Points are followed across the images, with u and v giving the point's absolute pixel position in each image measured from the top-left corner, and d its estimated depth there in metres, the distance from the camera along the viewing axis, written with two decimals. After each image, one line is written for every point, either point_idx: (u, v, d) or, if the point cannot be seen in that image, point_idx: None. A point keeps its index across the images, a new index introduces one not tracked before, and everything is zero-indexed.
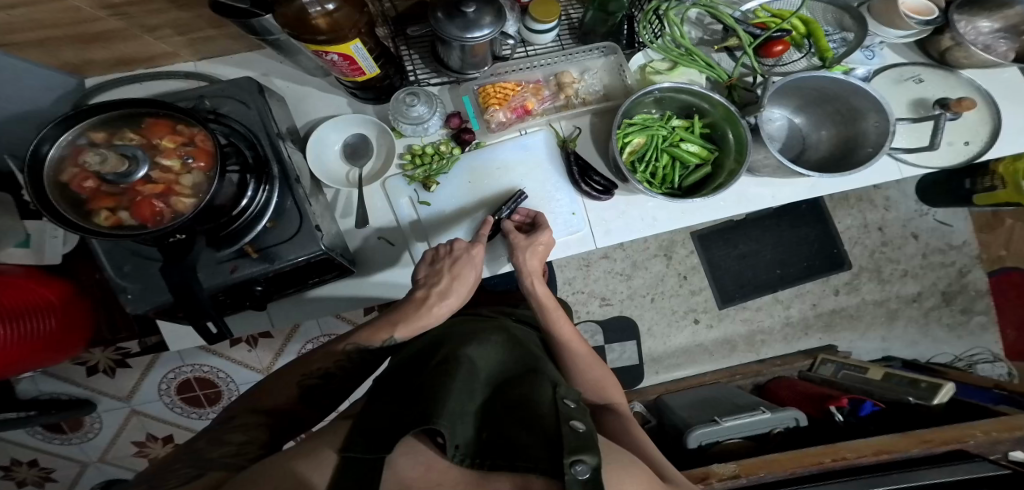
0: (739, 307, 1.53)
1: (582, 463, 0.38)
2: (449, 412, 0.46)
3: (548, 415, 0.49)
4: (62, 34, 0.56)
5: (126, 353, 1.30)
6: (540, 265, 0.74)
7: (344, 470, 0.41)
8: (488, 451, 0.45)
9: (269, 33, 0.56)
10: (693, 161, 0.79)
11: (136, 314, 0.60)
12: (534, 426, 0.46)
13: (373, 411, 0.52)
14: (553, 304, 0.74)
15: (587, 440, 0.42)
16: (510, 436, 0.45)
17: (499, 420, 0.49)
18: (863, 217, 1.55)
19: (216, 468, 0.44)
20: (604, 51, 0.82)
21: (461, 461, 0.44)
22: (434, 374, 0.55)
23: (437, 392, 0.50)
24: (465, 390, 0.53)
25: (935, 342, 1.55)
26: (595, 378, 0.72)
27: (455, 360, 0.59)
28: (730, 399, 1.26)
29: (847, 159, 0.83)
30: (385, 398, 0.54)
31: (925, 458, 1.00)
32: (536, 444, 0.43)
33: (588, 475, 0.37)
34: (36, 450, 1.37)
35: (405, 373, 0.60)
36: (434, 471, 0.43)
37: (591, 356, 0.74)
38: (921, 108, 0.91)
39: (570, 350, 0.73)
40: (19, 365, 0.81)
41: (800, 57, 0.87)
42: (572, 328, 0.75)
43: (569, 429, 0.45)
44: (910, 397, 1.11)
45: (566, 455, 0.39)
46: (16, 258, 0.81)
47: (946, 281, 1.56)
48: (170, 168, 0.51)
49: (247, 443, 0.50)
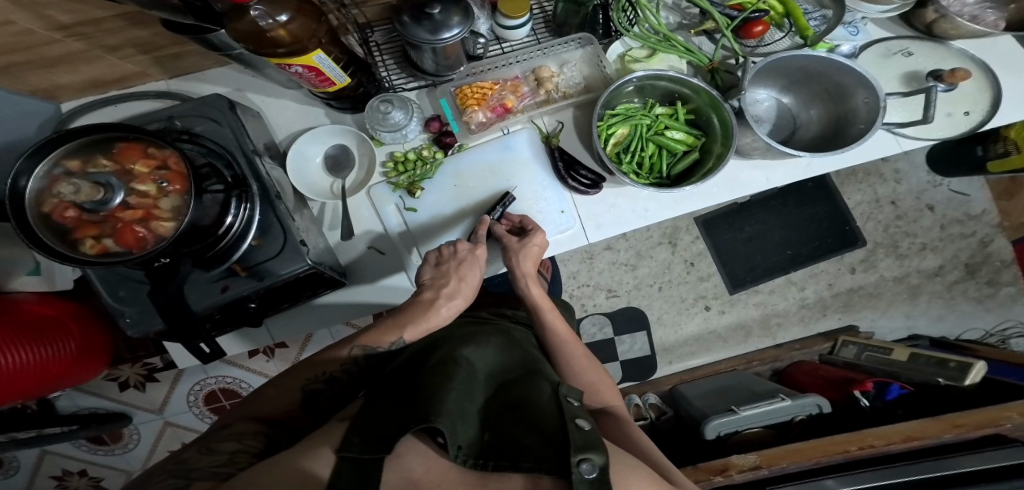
0: (749, 292, 1.48)
1: (588, 462, 0.38)
2: (448, 412, 0.44)
3: (551, 416, 0.48)
4: (24, 59, 0.57)
5: (154, 367, 1.36)
6: (534, 267, 0.74)
7: (344, 470, 0.40)
8: (492, 451, 0.43)
9: (229, 48, 0.56)
10: (679, 148, 0.77)
11: (135, 337, 0.62)
12: (536, 425, 0.45)
13: (368, 411, 0.49)
14: (548, 305, 0.75)
15: (594, 439, 0.41)
16: (514, 435, 0.44)
17: (497, 420, 0.48)
18: (874, 191, 1.48)
19: (203, 477, 0.45)
20: (580, 42, 0.79)
21: (464, 461, 0.42)
22: (432, 373, 0.54)
23: (436, 391, 0.48)
24: (466, 391, 0.51)
25: (963, 317, 1.47)
26: (590, 382, 0.70)
27: (453, 361, 0.58)
28: (748, 387, 1.23)
29: (838, 138, 0.79)
30: (381, 397, 0.53)
31: (956, 445, 0.97)
32: (539, 444, 0.42)
33: (594, 474, 0.37)
34: (82, 461, 1.44)
35: (399, 377, 0.59)
36: (434, 472, 0.42)
37: (587, 358, 0.73)
38: (914, 81, 0.85)
39: (564, 353, 0.72)
40: (49, 385, 0.86)
41: (782, 36, 0.82)
42: (569, 330, 0.76)
43: (574, 427, 0.44)
44: (939, 379, 1.05)
45: (573, 453, 0.39)
46: (30, 286, 0.85)
47: (969, 253, 1.48)
48: (147, 193, 0.52)
49: (240, 451, 0.50)
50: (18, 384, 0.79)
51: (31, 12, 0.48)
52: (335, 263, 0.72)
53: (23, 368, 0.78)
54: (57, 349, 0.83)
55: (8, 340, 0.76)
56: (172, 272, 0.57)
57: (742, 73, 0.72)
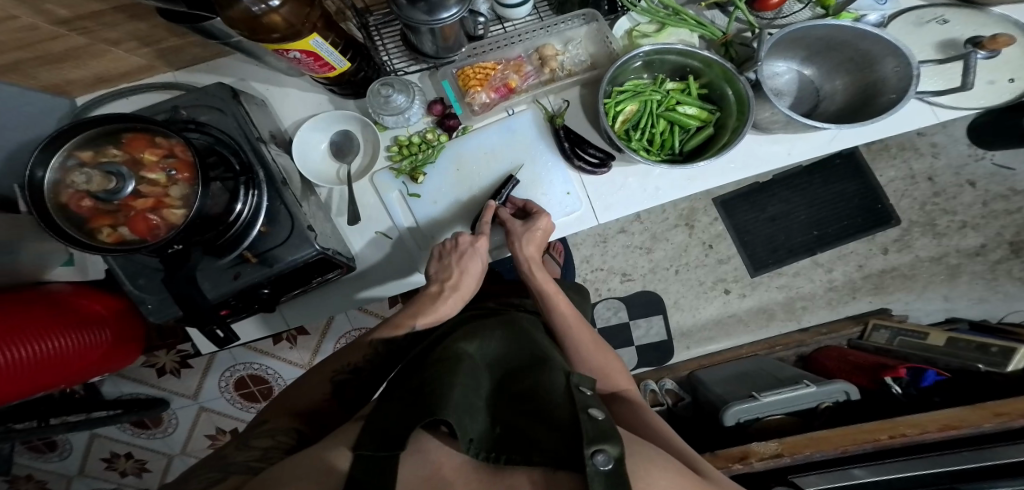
0: (772, 274, 1.43)
1: (603, 453, 0.36)
2: (456, 404, 0.43)
3: (563, 406, 0.47)
4: (30, 55, 0.59)
5: (187, 353, 1.43)
6: (537, 251, 0.74)
7: (356, 466, 0.40)
8: (505, 444, 0.42)
9: (224, 32, 0.57)
10: (691, 124, 0.74)
11: (156, 323, 0.65)
12: (546, 419, 0.44)
13: (381, 408, 0.49)
14: (554, 290, 0.74)
15: (608, 428, 0.40)
16: (525, 430, 0.44)
17: (505, 413, 0.47)
18: (908, 167, 1.40)
19: (238, 471, 0.46)
20: (585, 18, 0.76)
21: (476, 455, 0.41)
22: (438, 366, 0.53)
23: (441, 383, 0.48)
24: (473, 383, 0.51)
25: (1009, 299, 1.37)
26: (600, 366, 0.69)
27: (459, 355, 0.57)
28: (770, 373, 1.19)
29: (865, 109, 0.74)
30: (391, 393, 0.53)
31: (999, 435, 0.91)
32: (550, 438, 0.41)
33: (610, 466, 0.35)
34: (128, 444, 1.53)
35: (407, 374, 0.58)
36: (445, 469, 0.41)
37: (595, 343, 0.72)
38: (950, 49, 0.79)
39: (572, 338, 0.71)
40: (88, 372, 0.91)
41: (801, 8, 0.77)
42: (576, 315, 0.74)
43: (587, 418, 0.42)
44: (981, 365, 1.00)
45: (586, 445, 0.37)
46: (64, 276, 0.91)
47: (1014, 230, 1.38)
48: (156, 182, 0.54)
49: (272, 447, 0.52)
50: (60, 370, 0.81)
51: (31, 7, 0.50)
52: (343, 248, 0.72)
53: (29, 363, 0.74)
54: (63, 343, 0.80)
55: (7, 335, 0.71)
56: (182, 261, 0.55)
57: (759, 45, 0.68)
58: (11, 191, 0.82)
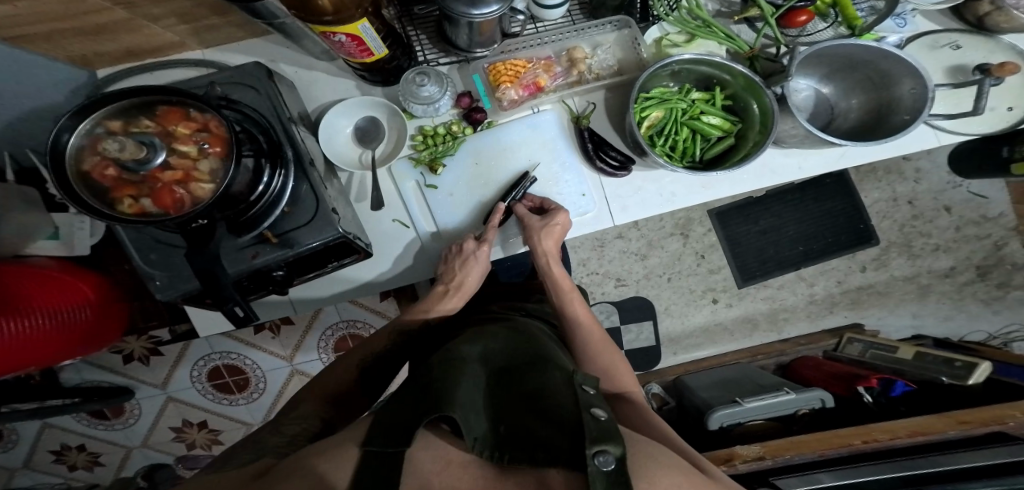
0: (759, 285, 1.50)
1: (605, 453, 0.35)
2: (461, 405, 0.44)
3: (569, 406, 0.47)
4: (68, 26, 0.57)
5: (159, 341, 1.35)
6: (555, 246, 0.75)
7: (367, 464, 0.39)
8: (510, 443, 0.42)
9: (274, 16, 0.59)
10: (715, 134, 0.77)
11: (165, 301, 0.63)
12: (552, 419, 0.44)
13: (396, 401, 0.49)
14: (569, 287, 0.77)
15: (610, 429, 0.39)
16: (528, 428, 0.43)
17: (508, 413, 0.47)
18: (892, 190, 1.48)
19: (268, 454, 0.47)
20: (616, 25, 0.79)
21: (481, 454, 0.41)
22: (448, 366, 0.53)
23: (453, 382, 0.48)
24: (480, 382, 0.51)
25: (970, 318, 1.50)
26: (609, 365, 0.69)
27: (467, 355, 0.57)
28: (753, 379, 1.25)
29: (879, 128, 0.79)
30: (401, 392, 0.52)
31: (963, 440, 0.99)
32: (557, 435, 0.41)
33: (612, 466, 0.35)
34: (86, 436, 1.44)
35: (415, 370, 0.59)
36: (453, 467, 0.41)
37: (603, 340, 0.73)
38: (959, 75, 0.84)
39: (583, 334, 0.73)
40: (60, 353, 0.84)
41: (825, 27, 0.82)
42: (588, 311, 0.77)
43: (590, 417, 0.42)
44: (943, 377, 1.07)
45: (590, 445, 0.36)
46: (49, 251, 0.84)
47: (982, 255, 1.50)
48: (187, 154, 0.52)
49: (300, 433, 0.54)
50: (33, 351, 0.78)
51: None
52: (362, 234, 0.72)
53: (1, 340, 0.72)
54: (39, 321, 0.77)
55: None
56: (208, 235, 0.53)
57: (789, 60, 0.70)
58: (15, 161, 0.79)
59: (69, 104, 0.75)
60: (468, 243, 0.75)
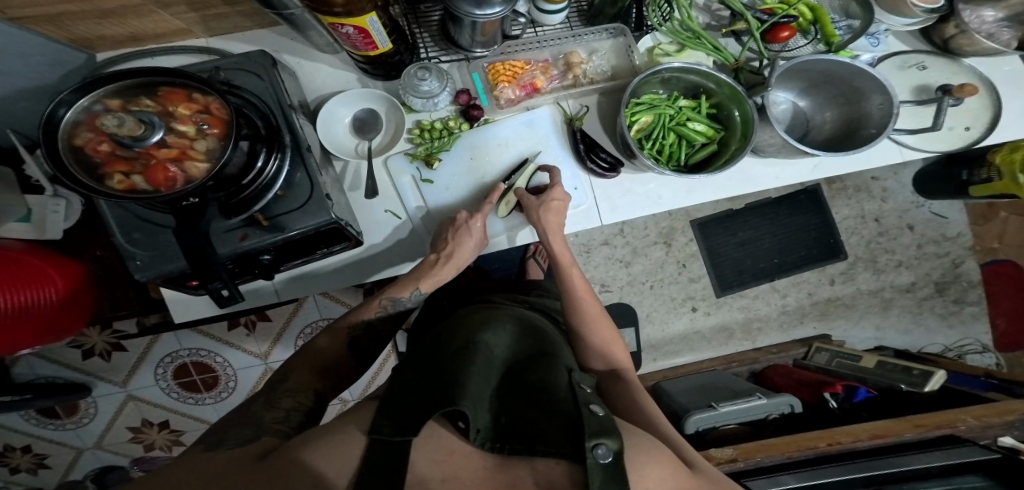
0: (736, 295, 1.55)
1: (603, 447, 0.37)
2: (471, 394, 0.44)
3: (568, 399, 0.48)
4: (78, 9, 0.59)
5: (124, 335, 1.28)
6: (557, 219, 0.77)
7: (373, 450, 0.39)
8: (510, 434, 0.43)
9: (284, 7, 0.64)
10: (699, 140, 0.81)
11: (143, 281, 0.61)
12: (552, 412, 0.45)
13: (392, 390, 0.49)
14: (569, 261, 0.76)
15: (609, 424, 0.40)
16: (530, 420, 0.44)
17: (509, 404, 0.47)
18: (861, 207, 1.57)
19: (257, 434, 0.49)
20: (612, 32, 0.83)
21: (482, 444, 0.42)
22: (454, 356, 0.54)
23: (457, 374, 0.49)
24: (483, 373, 0.52)
25: (928, 332, 1.59)
26: (606, 340, 0.71)
27: (473, 346, 0.58)
28: (728, 385, 1.28)
29: (849, 141, 0.85)
30: (398, 382, 0.52)
31: (916, 443, 1.03)
32: (556, 429, 0.42)
33: (610, 459, 0.36)
34: (30, 436, 1.36)
35: (420, 357, 0.59)
36: (455, 456, 0.41)
37: (602, 316, 0.73)
38: (923, 94, 0.91)
39: (581, 308, 0.72)
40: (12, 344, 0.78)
41: (805, 43, 0.88)
42: (589, 290, 0.75)
43: (589, 413, 0.43)
44: (902, 385, 1.12)
45: (588, 438, 0.38)
46: (18, 234, 0.77)
47: (940, 272, 1.60)
48: (185, 134, 0.52)
49: (293, 410, 0.54)
50: None
51: None
52: (353, 221, 0.72)
53: None
54: None
55: None
56: (199, 214, 0.51)
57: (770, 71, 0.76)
58: (5, 140, 0.78)
59: (63, 86, 0.74)
60: (461, 214, 0.76)
